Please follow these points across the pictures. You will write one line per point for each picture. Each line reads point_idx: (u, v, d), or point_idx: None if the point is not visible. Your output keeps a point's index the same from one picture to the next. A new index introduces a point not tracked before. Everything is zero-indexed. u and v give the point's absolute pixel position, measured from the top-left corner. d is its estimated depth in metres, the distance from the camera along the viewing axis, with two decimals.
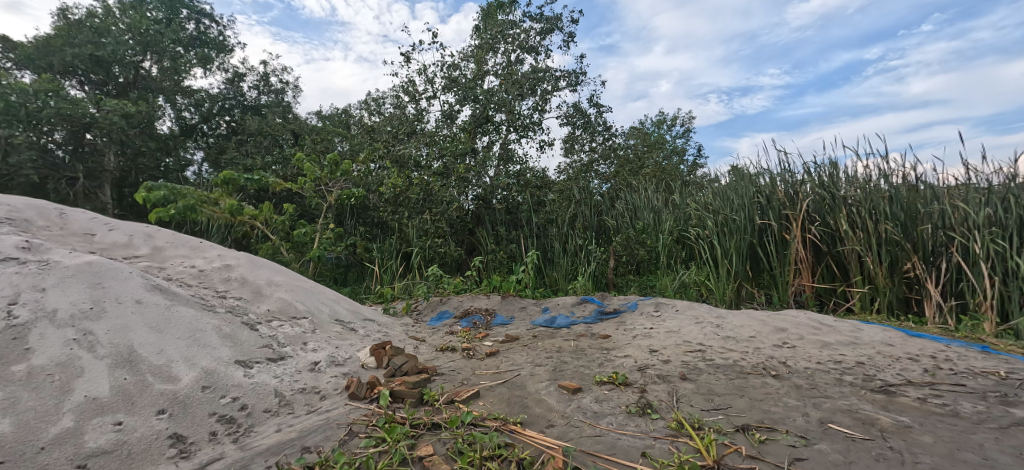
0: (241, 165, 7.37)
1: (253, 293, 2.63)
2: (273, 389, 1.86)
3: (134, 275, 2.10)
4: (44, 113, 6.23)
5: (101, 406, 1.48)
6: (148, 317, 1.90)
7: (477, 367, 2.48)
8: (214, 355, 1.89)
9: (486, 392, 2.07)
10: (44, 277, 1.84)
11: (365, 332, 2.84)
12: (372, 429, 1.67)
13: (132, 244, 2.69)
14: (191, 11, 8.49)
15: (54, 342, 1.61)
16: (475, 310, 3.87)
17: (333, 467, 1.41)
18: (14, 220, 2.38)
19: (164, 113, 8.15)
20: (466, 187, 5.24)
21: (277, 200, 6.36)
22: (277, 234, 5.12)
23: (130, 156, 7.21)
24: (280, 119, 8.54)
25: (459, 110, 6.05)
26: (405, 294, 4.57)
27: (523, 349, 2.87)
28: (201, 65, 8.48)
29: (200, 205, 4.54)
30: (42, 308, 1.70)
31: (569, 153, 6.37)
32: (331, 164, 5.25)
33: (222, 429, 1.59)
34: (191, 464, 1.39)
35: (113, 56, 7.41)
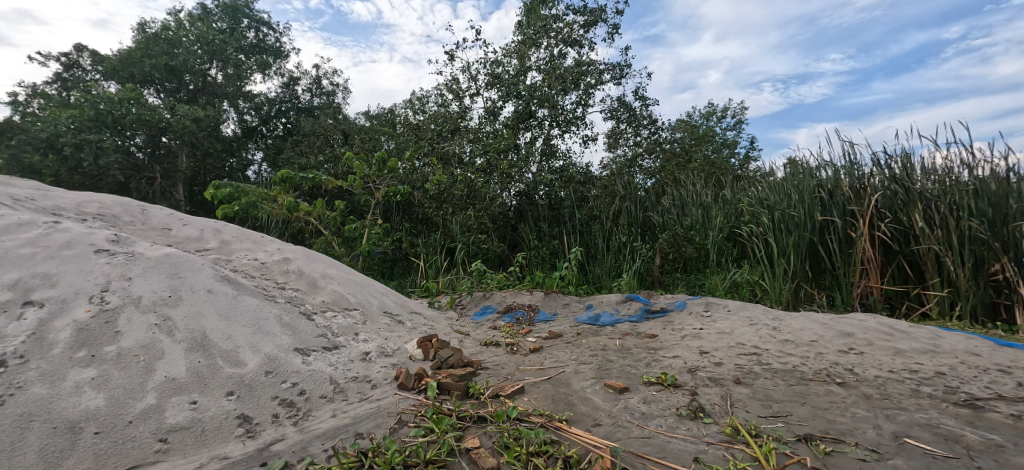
0: (296, 164, 7.79)
1: (309, 285, 2.77)
2: (328, 377, 1.95)
3: (206, 267, 2.27)
4: (127, 119, 6.86)
5: (179, 386, 1.61)
6: (218, 305, 2.05)
7: (521, 362, 2.49)
8: (275, 343, 2.01)
9: (530, 388, 2.06)
10: (130, 267, 2.02)
11: (412, 325, 2.92)
12: (420, 419, 1.71)
13: (203, 238, 2.91)
14: (251, 20, 9.04)
15: (139, 326, 1.77)
16: (518, 305, 3.88)
17: (384, 454, 1.45)
18: (105, 216, 2.64)
19: (228, 116, 8.76)
20: (509, 183, 5.31)
21: (329, 197, 6.67)
22: (329, 230, 5.37)
23: (199, 158, 7.82)
24: (331, 120, 8.95)
25: (502, 106, 6.06)
26: (449, 288, 4.66)
27: (566, 346, 2.84)
28: (261, 70, 9.03)
29: (260, 202, 4.84)
30: (129, 295, 1.87)
31: (613, 148, 6.22)
32: (378, 162, 5.43)
33: (283, 412, 1.69)
34: (256, 445, 1.48)
35: (184, 65, 8.07)
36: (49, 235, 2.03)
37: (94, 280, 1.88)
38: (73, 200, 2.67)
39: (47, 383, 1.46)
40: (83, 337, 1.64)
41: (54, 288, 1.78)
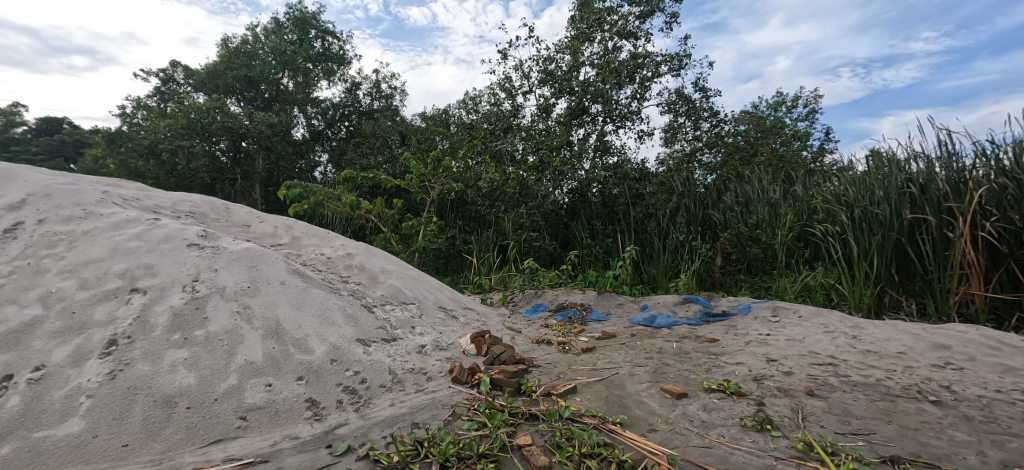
0: (359, 164, 8.25)
1: (369, 279, 2.91)
2: (387, 367, 2.04)
3: (279, 260, 2.45)
4: (214, 126, 7.59)
5: (256, 369, 1.76)
6: (290, 296, 2.21)
7: (573, 361, 2.46)
8: (340, 333, 2.13)
9: (583, 388, 2.03)
10: (216, 259, 2.22)
11: (465, 320, 2.99)
12: (473, 413, 1.75)
13: (277, 234, 3.15)
14: (319, 31, 9.66)
15: (224, 313, 1.94)
16: (570, 304, 3.84)
17: (439, 444, 1.50)
18: (196, 213, 2.94)
19: (299, 121, 9.45)
20: (562, 180, 5.27)
21: (388, 195, 6.99)
22: (388, 227, 5.62)
23: (274, 160, 8.51)
24: (390, 122, 9.37)
25: (554, 103, 6.03)
26: (501, 285, 4.71)
27: (620, 347, 2.77)
28: (326, 77, 9.63)
29: (326, 200, 5.16)
30: (215, 285, 2.06)
31: (670, 143, 5.97)
32: (434, 161, 5.60)
33: (347, 398, 1.79)
34: (322, 428, 1.59)
35: (261, 76, 8.84)
36: (152, 230, 2.28)
37: (186, 269, 2.09)
38: (170, 200, 3.00)
39: (149, 361, 1.65)
40: (178, 322, 1.83)
41: (155, 277, 2.00)
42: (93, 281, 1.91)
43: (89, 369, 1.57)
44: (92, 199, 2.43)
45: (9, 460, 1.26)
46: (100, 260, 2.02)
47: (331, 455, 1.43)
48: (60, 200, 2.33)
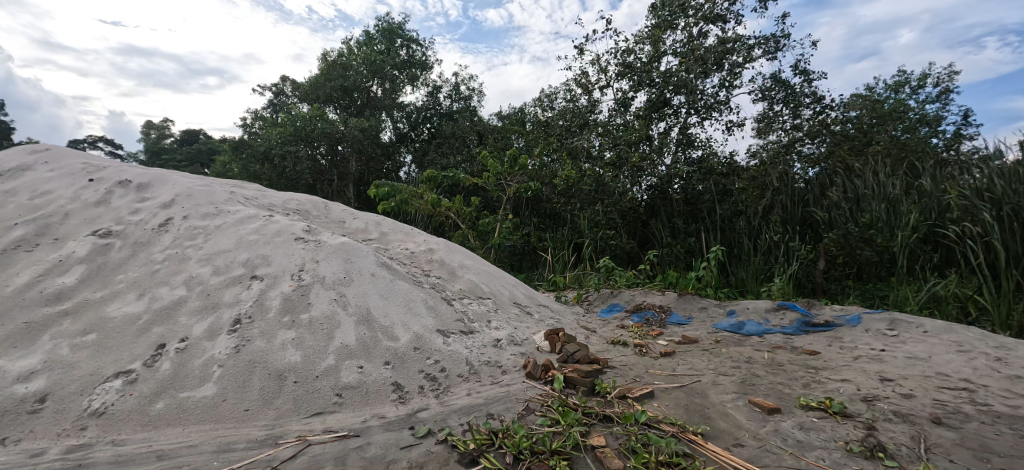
0: (439, 164, 8.69)
1: (449, 274, 3.05)
2: (464, 358, 2.13)
3: (370, 253, 2.66)
4: (315, 133, 8.44)
5: (350, 352, 1.95)
6: (379, 287, 2.39)
7: (650, 365, 2.36)
8: (422, 323, 2.27)
9: (661, 394, 1.95)
10: (318, 251, 2.47)
11: (540, 317, 3.02)
12: (547, 409, 1.76)
13: (367, 229, 3.43)
14: (404, 39, 10.30)
15: (324, 299, 2.16)
16: (648, 306, 3.69)
17: (513, 436, 1.53)
18: (302, 211, 3.31)
19: (386, 125, 10.17)
20: (641, 177, 5.01)
21: (466, 193, 7.27)
22: (466, 224, 5.85)
23: (365, 161, 9.27)
24: (468, 122, 9.73)
25: (633, 97, 5.82)
26: (576, 284, 4.67)
27: (703, 353, 2.60)
28: (411, 82, 10.25)
29: (411, 198, 5.50)
30: (317, 274, 2.30)
31: (765, 134, 5.43)
32: (510, 160, 5.71)
33: (428, 385, 1.91)
34: (405, 410, 1.71)
35: (354, 85, 9.66)
36: (268, 224, 2.61)
37: (294, 260, 2.35)
38: (281, 199, 3.40)
39: (265, 339, 1.90)
40: (288, 305, 2.08)
41: (269, 266, 2.29)
42: (223, 268, 2.24)
43: (221, 343, 1.85)
44: (222, 198, 2.83)
45: (164, 414, 1.56)
46: (228, 250, 2.36)
47: (414, 437, 1.54)
48: (199, 199, 2.75)
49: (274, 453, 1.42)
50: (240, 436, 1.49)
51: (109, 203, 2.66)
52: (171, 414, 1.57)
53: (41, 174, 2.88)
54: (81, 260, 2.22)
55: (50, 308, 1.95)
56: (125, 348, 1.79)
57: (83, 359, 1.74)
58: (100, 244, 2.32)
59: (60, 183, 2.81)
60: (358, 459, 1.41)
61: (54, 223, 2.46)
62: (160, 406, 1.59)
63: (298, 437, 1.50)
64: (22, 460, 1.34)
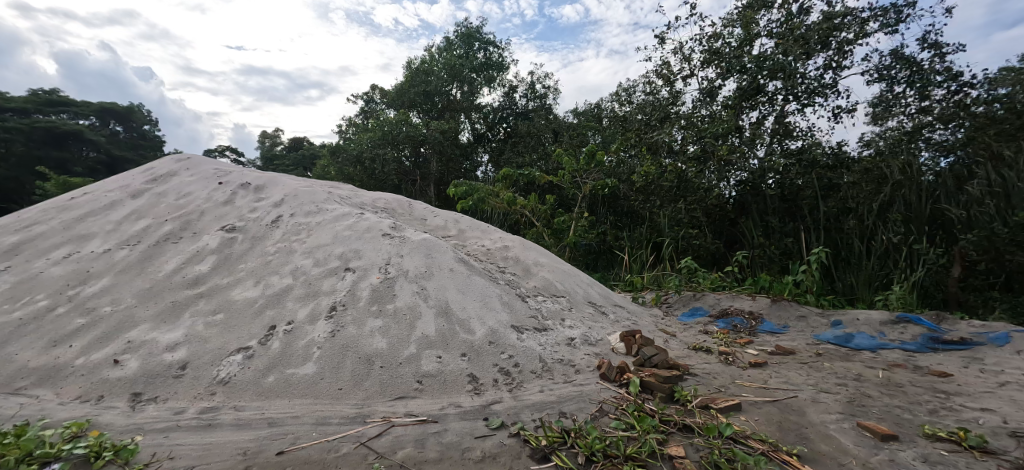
0: (515, 163, 8.85)
1: (523, 271, 3.09)
2: (537, 355, 2.14)
3: (449, 249, 2.78)
4: (401, 136, 9.02)
5: (430, 342, 2.06)
6: (457, 282, 2.49)
7: (738, 376, 2.18)
8: (497, 318, 2.32)
9: (749, 408, 1.79)
10: (402, 246, 2.64)
11: (615, 318, 2.94)
12: (621, 412, 1.71)
13: (447, 227, 3.59)
14: (481, 42, 10.62)
15: (407, 292, 2.31)
16: (735, 312, 3.41)
17: (585, 437, 1.51)
18: (388, 209, 3.56)
19: (465, 127, 10.57)
20: (729, 171, 4.64)
21: (541, 191, 7.30)
22: (541, 222, 5.88)
23: (445, 162, 9.73)
24: (543, 120, 9.78)
25: (721, 85, 5.42)
26: (654, 285, 4.48)
27: (801, 366, 2.35)
28: (488, 84, 10.56)
29: (487, 197, 5.66)
30: (402, 268, 2.46)
31: (881, 120, 4.76)
32: (586, 156, 5.63)
33: (502, 379, 1.95)
34: (480, 402, 1.77)
35: (436, 89, 10.15)
36: (359, 221, 2.84)
37: (382, 253, 2.54)
38: (371, 198, 3.69)
39: (356, 326, 2.08)
40: (376, 296, 2.25)
41: (360, 259, 2.50)
42: (321, 260, 2.49)
43: (319, 327, 2.06)
44: (322, 197, 3.15)
45: (274, 386, 1.79)
46: (326, 244, 2.62)
47: (487, 428, 1.58)
48: (302, 199, 3.08)
49: (362, 430, 1.55)
50: (334, 412, 1.66)
51: (234, 203, 3.09)
52: (279, 387, 1.79)
53: (184, 179, 3.42)
54: (212, 252, 2.60)
55: (189, 291, 2.33)
56: (245, 327, 2.07)
57: (213, 335, 2.04)
58: (226, 238, 2.70)
59: (197, 186, 3.32)
60: (436, 444, 1.48)
61: (194, 220, 2.91)
62: (271, 379, 1.82)
63: (382, 418, 1.63)
64: (170, 415, 1.63)
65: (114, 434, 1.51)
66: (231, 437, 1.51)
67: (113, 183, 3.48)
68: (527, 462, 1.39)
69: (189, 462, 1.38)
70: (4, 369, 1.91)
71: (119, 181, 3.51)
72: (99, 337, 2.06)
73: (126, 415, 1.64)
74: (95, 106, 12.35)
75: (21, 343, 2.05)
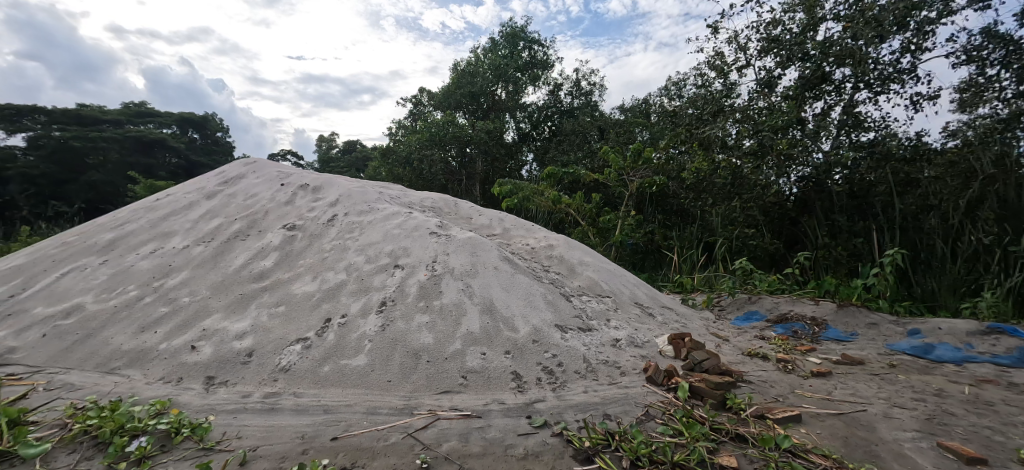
0: (560, 161, 8.82)
1: (568, 270, 3.07)
2: (582, 355, 2.12)
3: (494, 247, 2.81)
4: (448, 137, 9.21)
5: (475, 339, 2.09)
6: (502, 280, 2.51)
7: (798, 385, 2.05)
8: (541, 317, 2.32)
9: (811, 420, 1.67)
10: (448, 244, 2.69)
11: (663, 320, 2.85)
12: (668, 417, 1.66)
13: (492, 225, 3.64)
14: (526, 41, 10.64)
15: (453, 289, 2.35)
16: (796, 317, 3.20)
17: (630, 441, 1.48)
18: (436, 208, 3.65)
19: (510, 126, 10.65)
20: (790, 167, 4.35)
21: (586, 189, 7.20)
22: (586, 220, 5.80)
23: (490, 161, 9.85)
24: (589, 118, 9.67)
25: (781, 75, 5.11)
26: (706, 287, 4.29)
27: (871, 378, 2.16)
28: (532, 83, 10.60)
29: (532, 196, 5.66)
30: (448, 266, 2.51)
31: (970, 107, 4.26)
32: (634, 154, 5.50)
33: (545, 378, 1.95)
34: (523, 399, 1.78)
35: (481, 90, 10.25)
36: (407, 220, 2.93)
37: (429, 251, 2.61)
38: (419, 197, 3.81)
39: (404, 321, 2.15)
40: (424, 292, 2.32)
41: (409, 256, 2.58)
42: (373, 257, 2.61)
43: (370, 320, 2.15)
44: (373, 197, 3.29)
45: (329, 376, 1.90)
46: (377, 242, 2.73)
47: (531, 426, 1.59)
48: (356, 199, 3.24)
49: (409, 421, 1.60)
50: (384, 403, 1.73)
51: (294, 203, 3.30)
52: (334, 376, 1.89)
53: (251, 181, 3.70)
54: (275, 248, 2.80)
55: (255, 284, 2.51)
56: (303, 319, 2.21)
57: (276, 325, 2.19)
58: (287, 236, 2.89)
59: (263, 188, 3.58)
60: (480, 438, 1.51)
61: (259, 219, 3.14)
62: (326, 369, 1.93)
63: (428, 411, 1.67)
64: (238, 398, 1.77)
65: (191, 412, 1.67)
66: (290, 421, 1.62)
67: (191, 185, 3.82)
68: (570, 463, 1.38)
69: (254, 442, 1.49)
70: (103, 351, 2.16)
71: (196, 183, 3.86)
72: (179, 324, 2.27)
73: (201, 396, 1.80)
74: (176, 115, 13.61)
75: (116, 329, 2.30)
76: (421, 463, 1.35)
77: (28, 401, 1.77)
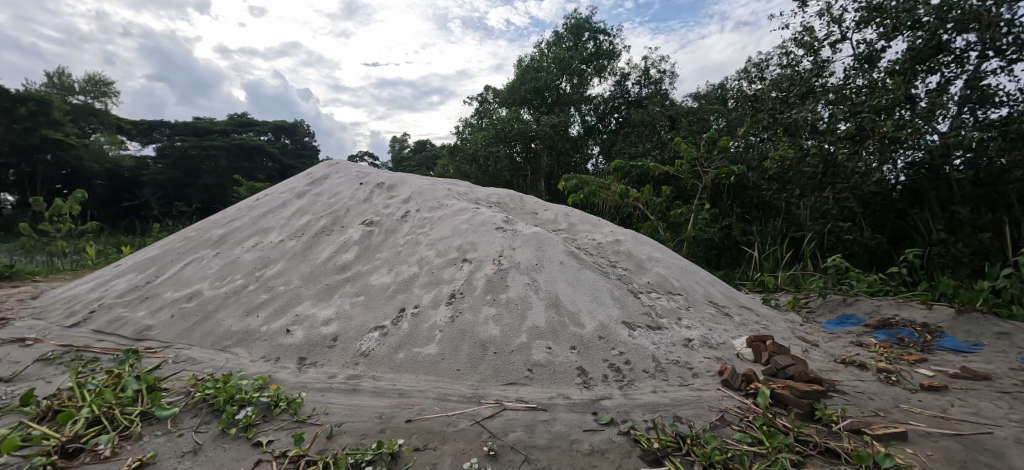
0: (628, 154, 8.59)
1: (636, 266, 2.98)
2: (650, 353, 2.06)
3: (560, 242, 2.79)
4: (513, 133, 9.29)
5: (540, 332, 2.12)
6: (568, 275, 2.50)
7: (903, 400, 1.81)
8: (608, 313, 2.28)
9: (919, 439, 1.48)
10: (515, 239, 2.73)
11: (741, 321, 2.67)
12: (747, 425, 1.56)
13: (557, 220, 3.63)
14: (591, 31, 10.41)
15: (519, 283, 2.39)
16: (902, 323, 2.83)
17: (703, 446, 1.41)
18: (502, 204, 3.72)
19: (575, 120, 10.53)
20: (896, 152, 3.89)
21: (655, 182, 6.89)
22: (656, 215, 5.55)
23: (555, 155, 9.80)
24: (659, 107, 9.30)
25: (885, 47, 4.54)
26: (791, 286, 3.94)
27: (1000, 396, 1.85)
28: (598, 74, 10.40)
29: (599, 190, 5.55)
30: (514, 260, 2.55)
31: None
32: (708, 143, 5.15)
33: (612, 375, 1.93)
34: (589, 395, 1.78)
35: (546, 85, 10.18)
36: (474, 215, 3.01)
37: (495, 246, 2.66)
38: (486, 193, 3.91)
39: (473, 312, 2.23)
40: (491, 286, 2.38)
41: (476, 251, 2.66)
42: (442, 252, 2.72)
43: (441, 311, 2.26)
44: (442, 194, 3.42)
45: (404, 362, 2.03)
46: (446, 237, 2.84)
47: (596, 422, 1.57)
48: (426, 196, 3.39)
49: (477, 410, 1.66)
50: (454, 391, 1.82)
51: (371, 201, 3.53)
52: (408, 363, 2.02)
53: (334, 181, 4.02)
54: (356, 242, 3.03)
55: (339, 275, 2.75)
56: (381, 308, 2.37)
57: (357, 313, 2.38)
58: (366, 231, 3.12)
59: (344, 187, 3.87)
60: (545, 431, 1.53)
61: (341, 216, 3.42)
62: (401, 355, 2.06)
63: (495, 401, 1.73)
64: (326, 378, 1.96)
65: (287, 389, 1.87)
66: (370, 402, 1.75)
67: (283, 187, 4.24)
68: (638, 463, 1.35)
69: (339, 418, 1.64)
70: (216, 331, 2.49)
71: (288, 185, 4.27)
72: (276, 309, 2.55)
73: (295, 374, 2.01)
74: (271, 124, 15.19)
75: (226, 312, 2.64)
76: (488, 451, 1.40)
77: (162, 371, 2.10)
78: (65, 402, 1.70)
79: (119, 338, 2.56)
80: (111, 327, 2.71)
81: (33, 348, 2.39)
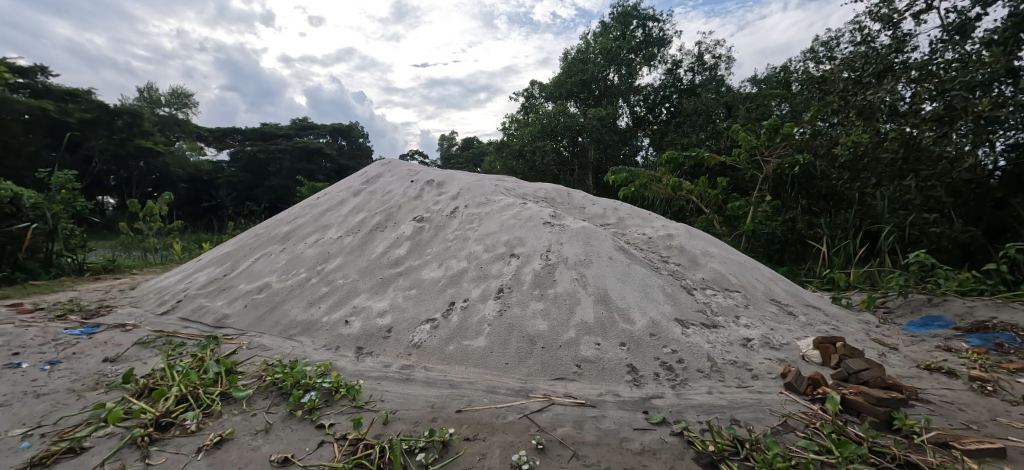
0: (679, 144, 8.29)
1: (690, 261, 2.87)
2: (705, 353, 1.97)
3: (608, 237, 2.74)
4: (559, 127, 9.19)
5: (589, 328, 2.10)
6: (617, 270, 2.44)
7: (1001, 412, 1.62)
8: (659, 310, 2.21)
9: (1019, 457, 1.32)
10: (562, 234, 2.71)
11: (807, 321, 2.50)
12: (813, 431, 1.46)
13: (606, 215, 3.56)
14: (640, 19, 10.07)
15: (566, 278, 2.37)
16: (1000, 327, 2.52)
17: (764, 452, 1.34)
18: (550, 199, 3.72)
19: (624, 111, 10.25)
20: (993, 133, 3.47)
21: (710, 173, 6.57)
22: (711, 208, 5.28)
23: (603, 148, 9.61)
24: (714, 95, 8.89)
25: (981, 14, 4.03)
26: (865, 284, 3.62)
27: None
28: (647, 63, 10.08)
29: (649, 183, 5.37)
30: (562, 255, 2.53)
31: None
32: (769, 130, 4.81)
33: (663, 373, 1.87)
34: (639, 394, 1.74)
35: (592, 77, 9.93)
36: (521, 211, 3.02)
37: (543, 241, 2.66)
38: (532, 189, 3.90)
39: (520, 307, 2.24)
40: (539, 281, 2.39)
41: (524, 246, 2.67)
42: (490, 247, 2.75)
43: (489, 305, 2.29)
44: (490, 190, 3.46)
45: (454, 353, 2.10)
46: (494, 232, 2.87)
47: (647, 422, 1.54)
48: (474, 192, 3.44)
49: (525, 404, 1.68)
50: (502, 383, 1.85)
51: (421, 198, 3.65)
52: (457, 355, 2.08)
53: (387, 180, 4.19)
54: (408, 238, 3.15)
55: (393, 269, 2.87)
56: (431, 301, 2.45)
57: (410, 305, 2.48)
58: (417, 227, 3.23)
59: (396, 185, 4.03)
60: (594, 428, 1.52)
61: (393, 213, 3.56)
62: (452, 348, 2.12)
63: (544, 395, 1.74)
64: (381, 367, 2.07)
65: (346, 376, 1.98)
66: (421, 391, 1.82)
67: (340, 186, 4.47)
68: (691, 465, 1.31)
69: (394, 405, 1.72)
70: (283, 321, 2.69)
71: (345, 184, 4.49)
72: (335, 301, 2.71)
73: (353, 362, 2.13)
74: (329, 126, 16.21)
75: (292, 303, 2.84)
76: (536, 445, 1.41)
77: (238, 356, 2.30)
78: (158, 381, 1.91)
79: (201, 325, 2.85)
80: (195, 315, 3.02)
81: (132, 332, 2.71)
